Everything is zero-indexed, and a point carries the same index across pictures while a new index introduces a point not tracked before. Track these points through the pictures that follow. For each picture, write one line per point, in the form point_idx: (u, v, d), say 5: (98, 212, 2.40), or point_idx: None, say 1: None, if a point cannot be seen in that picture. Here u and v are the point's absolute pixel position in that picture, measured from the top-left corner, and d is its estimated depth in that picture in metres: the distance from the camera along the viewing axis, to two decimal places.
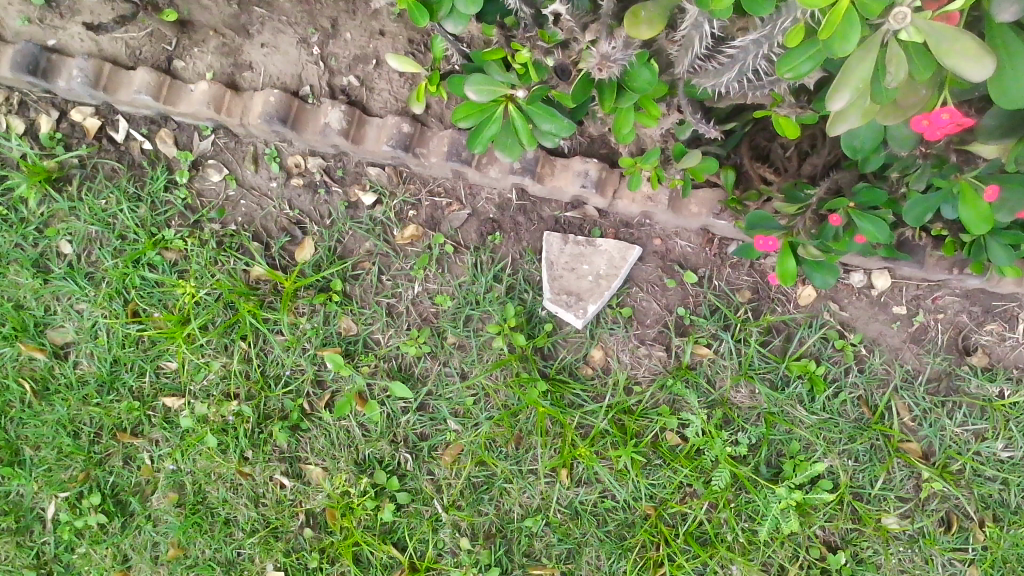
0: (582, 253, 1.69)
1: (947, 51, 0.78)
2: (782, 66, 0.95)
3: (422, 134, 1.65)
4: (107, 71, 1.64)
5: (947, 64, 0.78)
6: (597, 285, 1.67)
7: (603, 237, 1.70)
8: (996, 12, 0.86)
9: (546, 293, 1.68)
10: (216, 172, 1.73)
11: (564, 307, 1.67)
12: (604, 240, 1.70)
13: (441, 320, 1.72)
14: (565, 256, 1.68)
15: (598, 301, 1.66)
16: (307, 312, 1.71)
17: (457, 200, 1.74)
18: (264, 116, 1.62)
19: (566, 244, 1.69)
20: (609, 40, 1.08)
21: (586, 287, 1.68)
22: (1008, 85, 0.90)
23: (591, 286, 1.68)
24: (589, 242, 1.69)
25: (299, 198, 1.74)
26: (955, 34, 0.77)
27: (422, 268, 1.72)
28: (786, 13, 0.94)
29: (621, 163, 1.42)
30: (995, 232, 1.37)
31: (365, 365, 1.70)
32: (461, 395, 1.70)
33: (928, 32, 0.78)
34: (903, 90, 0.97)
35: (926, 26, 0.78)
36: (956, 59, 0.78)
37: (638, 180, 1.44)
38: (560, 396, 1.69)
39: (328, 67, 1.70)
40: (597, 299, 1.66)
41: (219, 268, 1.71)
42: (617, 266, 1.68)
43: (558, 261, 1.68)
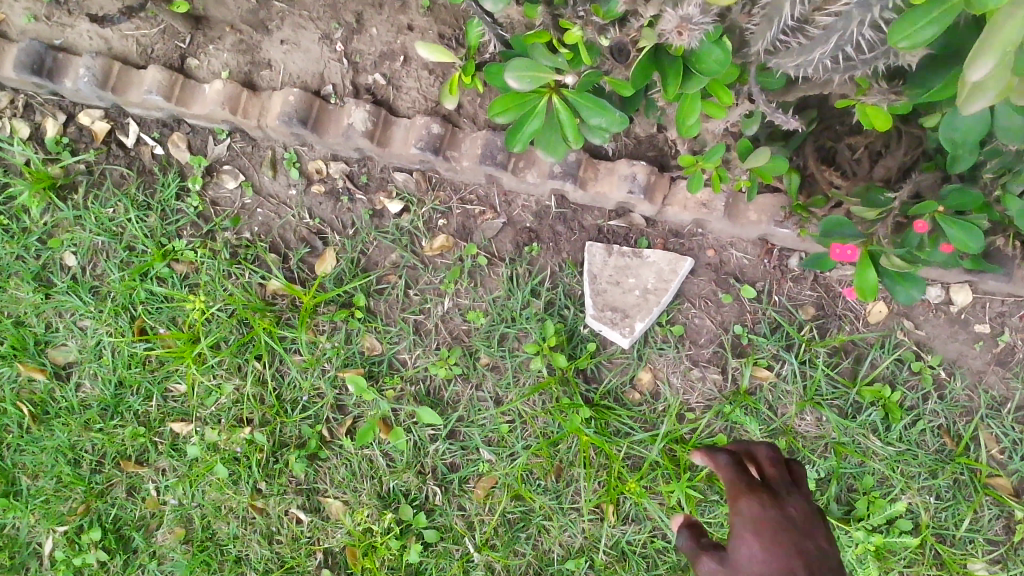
0: (627, 266, 1.54)
1: None
2: (894, 33, 0.81)
3: (453, 135, 1.53)
4: (117, 69, 1.54)
5: None
6: (645, 301, 1.52)
7: (649, 248, 1.56)
8: None
9: (587, 310, 1.53)
10: (232, 179, 1.63)
11: (607, 325, 1.52)
12: (652, 251, 1.55)
13: (473, 338, 1.56)
14: (610, 270, 1.54)
15: (647, 318, 1.51)
16: (327, 329, 1.56)
17: (491, 207, 1.60)
18: (283, 116, 1.52)
19: (610, 257, 1.54)
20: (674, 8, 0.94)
21: (634, 303, 1.53)
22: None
23: (639, 302, 1.53)
24: (636, 253, 1.55)
25: (320, 206, 1.62)
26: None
27: (452, 281, 1.57)
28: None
29: (680, 161, 1.26)
30: None
31: (390, 388, 1.55)
32: (494, 422, 1.53)
33: None
34: None
35: None
36: None
37: (699, 182, 1.27)
38: (605, 424, 1.52)
39: (352, 64, 1.58)
40: (646, 315, 1.51)
41: (232, 282, 1.58)
42: (667, 279, 1.53)
43: (602, 275, 1.54)
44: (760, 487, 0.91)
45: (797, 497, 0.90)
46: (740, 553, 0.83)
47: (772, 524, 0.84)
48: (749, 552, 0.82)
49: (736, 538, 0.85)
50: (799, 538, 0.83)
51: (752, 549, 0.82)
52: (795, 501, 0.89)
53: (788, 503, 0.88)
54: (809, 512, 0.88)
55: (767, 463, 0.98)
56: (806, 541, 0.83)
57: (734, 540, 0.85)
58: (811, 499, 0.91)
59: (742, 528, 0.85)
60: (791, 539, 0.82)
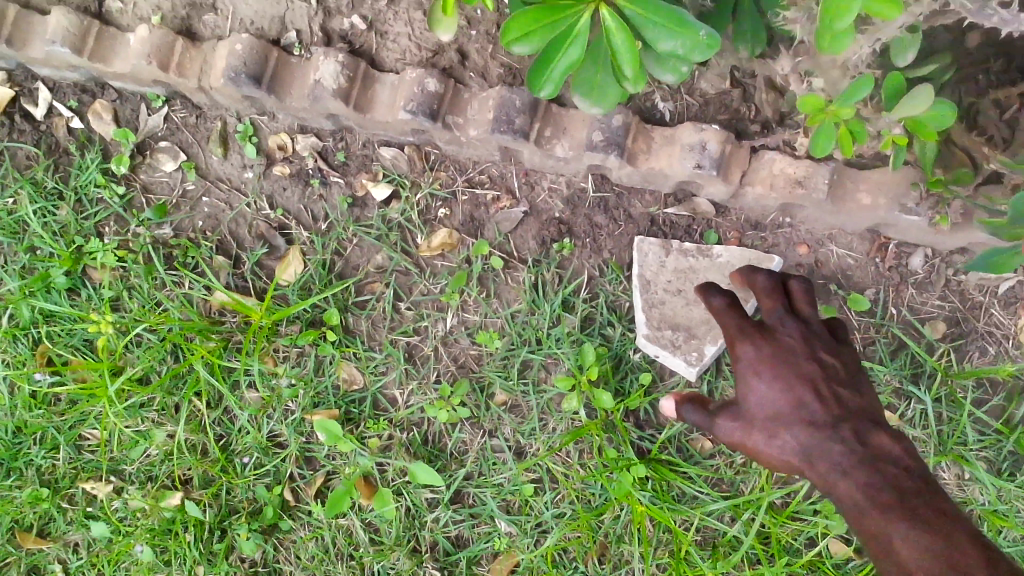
0: (692, 270, 1.14)
1: None
2: None
3: (455, 95, 1.14)
4: (12, 14, 1.16)
5: None
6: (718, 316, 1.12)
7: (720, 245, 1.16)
8: None
9: (639, 329, 1.13)
10: (171, 159, 1.24)
11: (667, 349, 1.12)
12: (723, 248, 1.16)
13: (485, 368, 1.16)
14: (669, 276, 1.14)
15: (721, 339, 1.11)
16: (290, 357, 1.17)
17: (507, 192, 1.20)
18: (229, 71, 1.13)
19: (668, 258, 1.15)
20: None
21: (703, 319, 1.12)
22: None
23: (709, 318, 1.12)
24: (702, 251, 1.15)
25: (284, 193, 1.23)
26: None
27: (456, 290, 1.17)
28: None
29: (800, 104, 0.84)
30: None
31: (374, 437, 1.15)
32: (515, 482, 1.13)
33: None
34: None
35: None
36: None
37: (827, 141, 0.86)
38: (665, 486, 1.11)
39: (322, 4, 1.19)
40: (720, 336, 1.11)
41: (166, 295, 1.19)
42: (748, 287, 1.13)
43: (658, 283, 1.14)
44: (763, 319, 0.88)
45: (795, 323, 0.87)
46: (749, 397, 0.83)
47: (775, 357, 0.83)
48: (755, 398, 0.83)
49: (742, 382, 0.85)
50: (807, 368, 0.83)
51: (759, 391, 0.83)
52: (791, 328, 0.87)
53: (792, 332, 0.86)
54: (811, 336, 0.86)
55: (763, 291, 0.92)
56: (812, 370, 0.83)
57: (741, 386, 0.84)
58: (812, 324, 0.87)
59: (747, 368, 0.83)
60: (794, 365, 0.83)
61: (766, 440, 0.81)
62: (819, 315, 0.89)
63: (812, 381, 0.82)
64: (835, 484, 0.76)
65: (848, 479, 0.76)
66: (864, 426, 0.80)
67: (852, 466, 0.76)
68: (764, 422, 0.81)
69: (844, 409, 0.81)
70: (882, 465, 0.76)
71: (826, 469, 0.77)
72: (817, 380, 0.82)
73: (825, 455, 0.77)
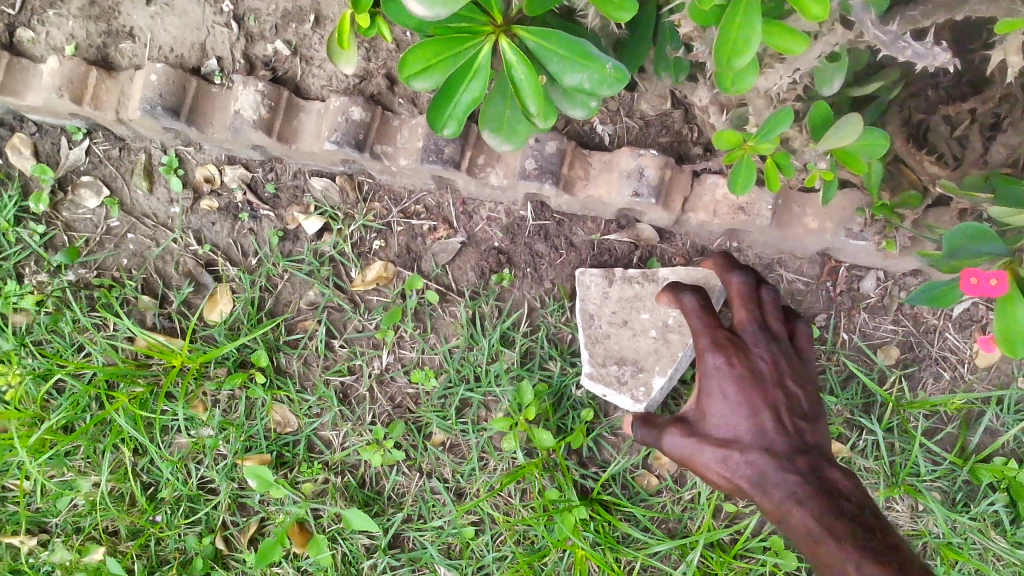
0: (638, 297, 1.09)
1: None
2: None
3: (383, 124, 1.09)
4: None
5: None
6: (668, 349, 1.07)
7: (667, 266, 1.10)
8: None
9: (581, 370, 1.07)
10: (94, 195, 1.20)
11: (613, 387, 1.07)
12: (670, 270, 1.10)
13: (422, 407, 1.12)
14: (612, 308, 1.09)
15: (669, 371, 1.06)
16: (220, 401, 1.12)
17: (444, 221, 1.15)
18: (144, 104, 1.08)
19: (611, 287, 1.09)
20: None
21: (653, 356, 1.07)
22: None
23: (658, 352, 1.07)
24: (647, 276, 1.09)
25: (212, 227, 1.18)
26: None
27: (391, 327, 1.13)
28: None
29: (715, 139, 0.80)
30: None
31: (308, 481, 1.11)
32: (455, 525, 1.09)
33: None
34: None
35: None
36: None
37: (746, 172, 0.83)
38: (608, 526, 1.08)
39: (244, 30, 1.14)
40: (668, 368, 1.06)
41: (91, 338, 1.15)
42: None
43: (602, 317, 1.08)
44: (735, 332, 0.90)
45: (768, 342, 0.88)
46: (712, 413, 0.86)
47: (744, 379, 0.85)
48: (712, 415, 0.86)
49: (708, 398, 0.87)
50: (773, 394, 0.85)
51: (718, 408, 0.86)
52: (763, 347, 0.88)
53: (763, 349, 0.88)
54: (777, 357, 0.88)
55: (740, 299, 0.92)
56: (777, 395, 0.85)
57: (705, 401, 0.87)
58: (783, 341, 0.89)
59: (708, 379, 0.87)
60: (760, 391, 0.85)
61: (715, 454, 0.84)
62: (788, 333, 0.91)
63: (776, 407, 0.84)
64: (788, 512, 0.79)
65: (802, 509, 0.79)
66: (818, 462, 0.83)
67: (798, 481, 0.80)
68: (718, 439, 0.84)
69: (801, 441, 0.84)
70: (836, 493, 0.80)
71: (777, 493, 0.80)
72: (781, 409, 0.84)
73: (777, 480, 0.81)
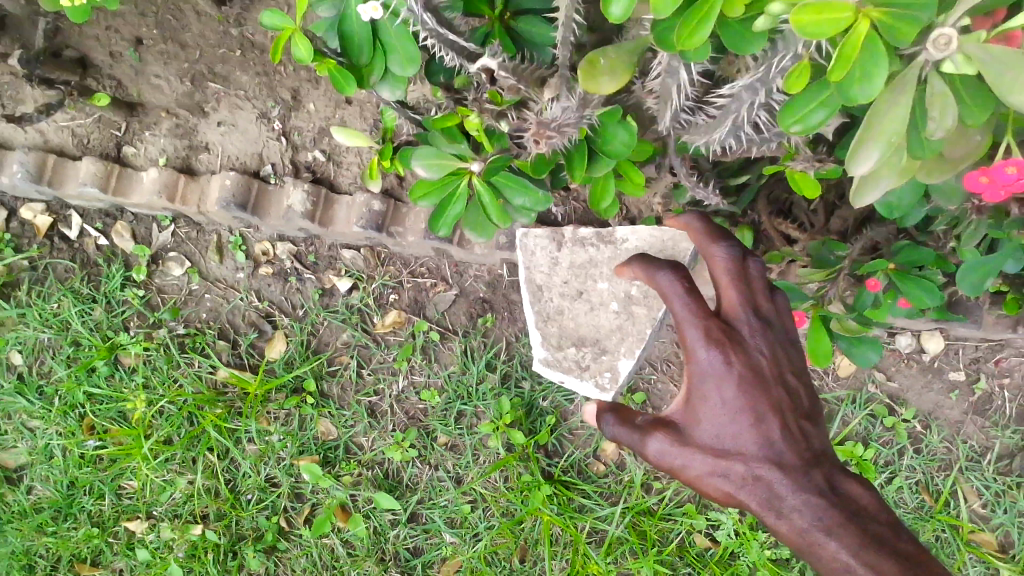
0: (591, 262, 1.32)
1: (1013, 87, 0.55)
2: (785, 117, 0.75)
3: (396, 211, 1.49)
4: (51, 162, 1.52)
5: (1013, 103, 0.56)
6: (623, 326, 1.30)
7: (624, 230, 1.30)
8: None
9: (537, 352, 1.33)
10: (178, 266, 1.60)
11: (575, 368, 1.30)
12: (627, 234, 1.30)
13: (430, 418, 1.52)
14: (564, 275, 1.33)
15: (632, 355, 1.29)
16: (280, 417, 1.52)
17: (442, 279, 1.56)
18: (221, 202, 1.49)
19: (562, 251, 1.33)
20: (566, 98, 0.89)
21: (607, 328, 1.31)
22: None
23: (613, 326, 1.30)
24: (606, 240, 1.31)
25: (269, 288, 1.59)
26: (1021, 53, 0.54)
27: (405, 359, 1.53)
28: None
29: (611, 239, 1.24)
30: None
31: (347, 475, 1.50)
32: (456, 503, 1.49)
33: (982, 62, 0.56)
34: (952, 137, 0.71)
35: (979, 51, 0.56)
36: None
37: None
38: (568, 500, 1.47)
39: (291, 142, 1.55)
40: (630, 351, 1.29)
41: (182, 373, 1.54)
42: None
43: (554, 286, 1.33)
44: (727, 319, 0.86)
45: (763, 331, 0.85)
46: (706, 416, 0.82)
47: (744, 378, 0.81)
48: (704, 419, 0.82)
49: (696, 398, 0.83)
50: (773, 390, 0.82)
51: (710, 410, 0.82)
52: (757, 337, 0.84)
53: (756, 336, 0.85)
54: (773, 346, 0.85)
55: (730, 281, 0.88)
56: (776, 391, 0.82)
57: (698, 401, 0.83)
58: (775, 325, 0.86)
59: (699, 376, 0.83)
60: (759, 386, 0.82)
61: (706, 460, 0.80)
62: (783, 314, 0.88)
63: (778, 406, 0.81)
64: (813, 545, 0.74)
65: (828, 539, 0.74)
66: (827, 469, 0.80)
67: (814, 502, 0.76)
68: (714, 449, 0.80)
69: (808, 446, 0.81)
70: (849, 504, 0.76)
71: (797, 520, 0.76)
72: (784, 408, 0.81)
73: (784, 497, 0.77)
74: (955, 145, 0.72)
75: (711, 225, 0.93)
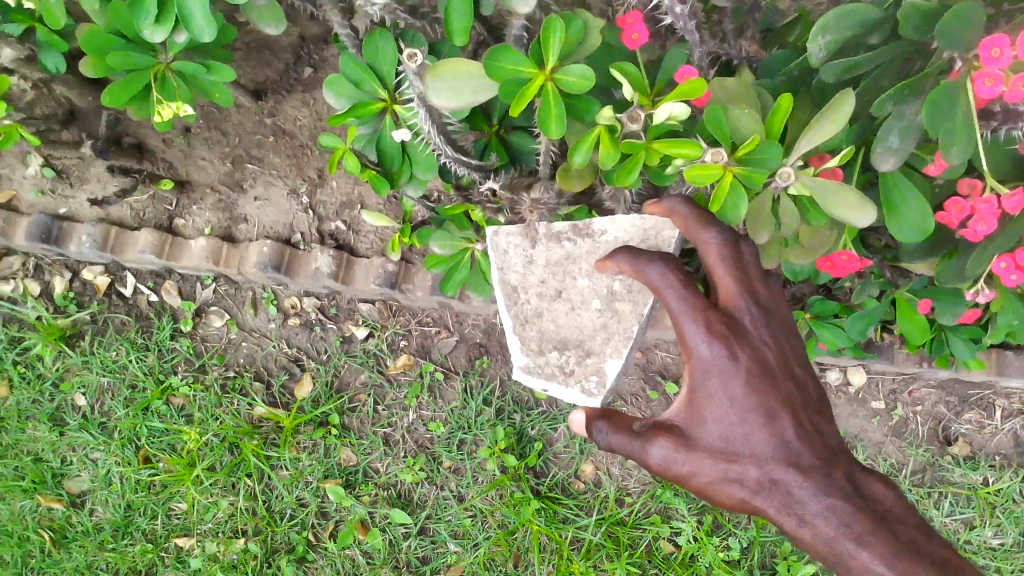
0: (569, 258, 1.26)
1: (834, 204, 0.91)
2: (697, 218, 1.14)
3: (407, 270, 1.77)
4: (114, 232, 1.81)
5: (835, 214, 0.91)
6: (607, 325, 1.23)
7: (602, 222, 1.24)
8: (878, 165, 0.92)
9: (518, 360, 1.27)
10: (219, 318, 1.87)
11: (558, 378, 1.24)
12: (604, 227, 1.24)
13: (435, 445, 1.79)
14: (540, 274, 1.27)
15: (619, 355, 1.22)
16: (308, 446, 1.79)
17: (445, 327, 1.84)
18: (259, 265, 1.77)
19: (536, 248, 1.27)
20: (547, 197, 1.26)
21: (591, 328, 1.24)
22: (903, 221, 1.00)
23: (596, 326, 1.24)
24: (583, 233, 1.25)
25: (297, 336, 1.86)
26: (841, 188, 0.90)
27: (414, 395, 1.81)
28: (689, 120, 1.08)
29: None
30: (952, 327, 1.52)
31: (365, 494, 1.77)
32: (458, 517, 1.76)
33: (813, 188, 0.92)
34: (808, 234, 1.05)
35: (810, 183, 0.92)
36: (842, 209, 0.90)
37: None
38: (554, 512, 1.74)
39: (316, 214, 1.84)
40: (617, 351, 1.23)
41: (223, 410, 1.81)
42: (636, 286, 1.22)
43: (530, 286, 1.27)
44: (725, 312, 0.98)
45: (760, 322, 0.98)
46: (715, 410, 0.96)
47: (752, 376, 0.95)
48: (709, 419, 0.96)
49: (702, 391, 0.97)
50: (775, 385, 0.96)
51: (716, 410, 0.96)
52: (754, 329, 0.98)
53: (752, 329, 0.98)
54: (770, 335, 0.99)
55: (728, 275, 0.99)
56: (777, 380, 0.97)
57: (707, 394, 0.96)
58: (767, 313, 1.00)
59: (704, 374, 0.96)
60: (762, 378, 0.96)
61: (717, 463, 0.95)
62: (773, 299, 1.01)
63: (783, 403, 0.96)
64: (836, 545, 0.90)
65: (848, 537, 0.90)
66: (845, 465, 0.96)
67: (836, 506, 0.91)
68: (721, 450, 0.95)
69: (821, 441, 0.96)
70: (870, 501, 0.93)
71: (818, 524, 0.91)
72: (788, 400, 0.96)
73: (802, 495, 0.92)
74: (812, 239, 1.06)
75: (698, 208, 1.03)
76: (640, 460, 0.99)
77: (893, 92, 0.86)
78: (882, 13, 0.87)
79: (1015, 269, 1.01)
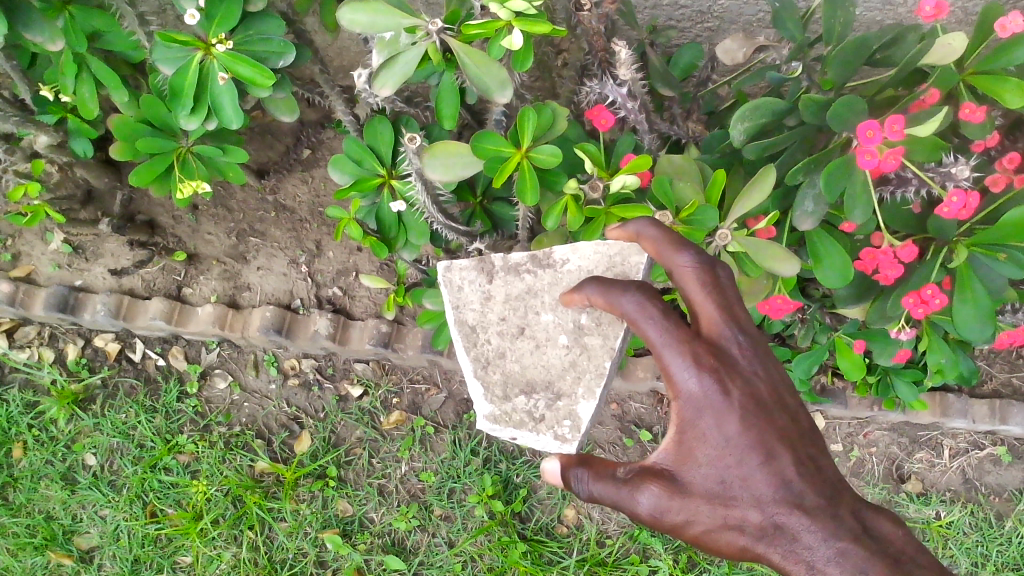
0: (529, 291, 1.26)
1: (766, 256, 1.10)
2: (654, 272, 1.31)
3: (399, 331, 1.93)
4: (127, 302, 1.94)
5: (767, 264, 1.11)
6: (577, 362, 1.22)
7: (562, 251, 1.25)
8: (798, 223, 1.16)
9: (483, 408, 1.25)
10: (223, 380, 2.00)
11: (528, 425, 1.22)
12: (562, 257, 1.25)
13: (427, 494, 1.91)
14: (500, 312, 1.27)
15: (591, 397, 1.20)
16: (307, 498, 1.90)
17: (434, 384, 1.99)
18: (262, 328, 1.90)
19: (494, 285, 1.28)
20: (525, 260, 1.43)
21: (559, 367, 1.23)
22: (827, 268, 1.19)
23: (565, 364, 1.23)
24: (545, 265, 1.26)
25: (296, 396, 1.99)
26: (768, 243, 1.10)
27: (407, 448, 1.94)
28: (641, 191, 1.29)
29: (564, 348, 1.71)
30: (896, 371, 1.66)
31: (361, 542, 1.88)
32: (449, 562, 1.87)
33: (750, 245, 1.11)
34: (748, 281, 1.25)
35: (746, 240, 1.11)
36: (773, 260, 1.10)
37: None
38: (539, 554, 1.86)
39: (315, 281, 1.99)
40: (589, 392, 1.20)
41: (227, 466, 1.92)
42: (605, 319, 1.21)
43: (490, 324, 1.27)
44: (710, 341, 0.96)
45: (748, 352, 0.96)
46: (709, 451, 0.92)
47: (745, 411, 0.92)
48: (702, 461, 0.93)
49: (694, 432, 0.94)
50: (770, 419, 0.94)
51: (709, 451, 0.93)
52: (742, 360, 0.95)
53: (740, 359, 0.96)
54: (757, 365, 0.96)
55: (710, 304, 0.97)
56: (770, 413, 0.94)
57: (698, 435, 0.93)
58: (754, 340, 0.97)
59: (694, 413, 0.93)
60: (754, 413, 0.93)
61: (714, 509, 0.91)
62: (756, 326, 0.99)
63: (779, 438, 0.93)
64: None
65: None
66: (850, 503, 0.92)
67: (848, 550, 0.87)
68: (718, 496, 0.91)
69: (822, 478, 0.93)
70: (882, 542, 0.88)
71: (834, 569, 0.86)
72: (784, 436, 0.93)
73: (809, 540, 0.88)
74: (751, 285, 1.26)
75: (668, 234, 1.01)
76: (628, 510, 0.94)
77: (803, 165, 1.10)
78: (784, 103, 1.11)
79: (921, 304, 1.19)
